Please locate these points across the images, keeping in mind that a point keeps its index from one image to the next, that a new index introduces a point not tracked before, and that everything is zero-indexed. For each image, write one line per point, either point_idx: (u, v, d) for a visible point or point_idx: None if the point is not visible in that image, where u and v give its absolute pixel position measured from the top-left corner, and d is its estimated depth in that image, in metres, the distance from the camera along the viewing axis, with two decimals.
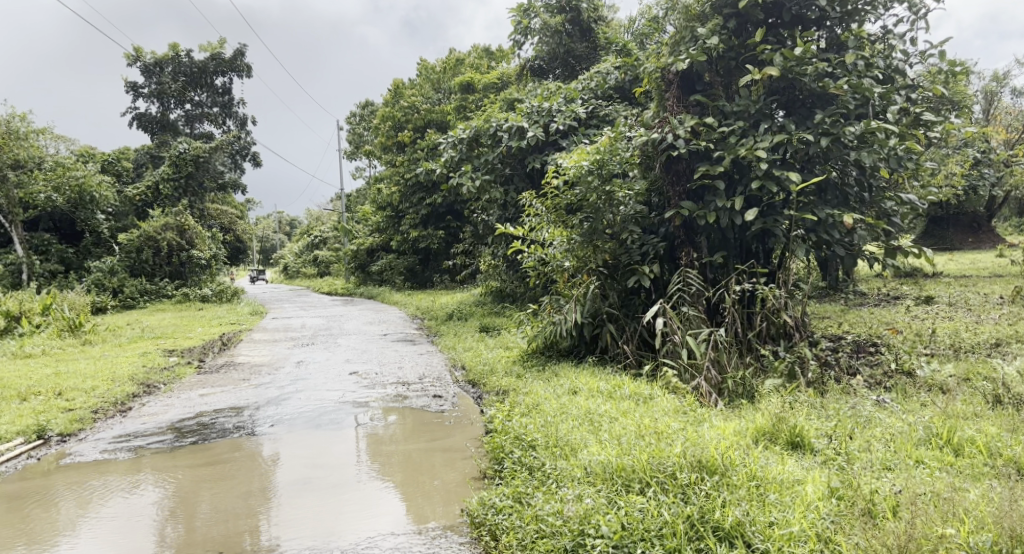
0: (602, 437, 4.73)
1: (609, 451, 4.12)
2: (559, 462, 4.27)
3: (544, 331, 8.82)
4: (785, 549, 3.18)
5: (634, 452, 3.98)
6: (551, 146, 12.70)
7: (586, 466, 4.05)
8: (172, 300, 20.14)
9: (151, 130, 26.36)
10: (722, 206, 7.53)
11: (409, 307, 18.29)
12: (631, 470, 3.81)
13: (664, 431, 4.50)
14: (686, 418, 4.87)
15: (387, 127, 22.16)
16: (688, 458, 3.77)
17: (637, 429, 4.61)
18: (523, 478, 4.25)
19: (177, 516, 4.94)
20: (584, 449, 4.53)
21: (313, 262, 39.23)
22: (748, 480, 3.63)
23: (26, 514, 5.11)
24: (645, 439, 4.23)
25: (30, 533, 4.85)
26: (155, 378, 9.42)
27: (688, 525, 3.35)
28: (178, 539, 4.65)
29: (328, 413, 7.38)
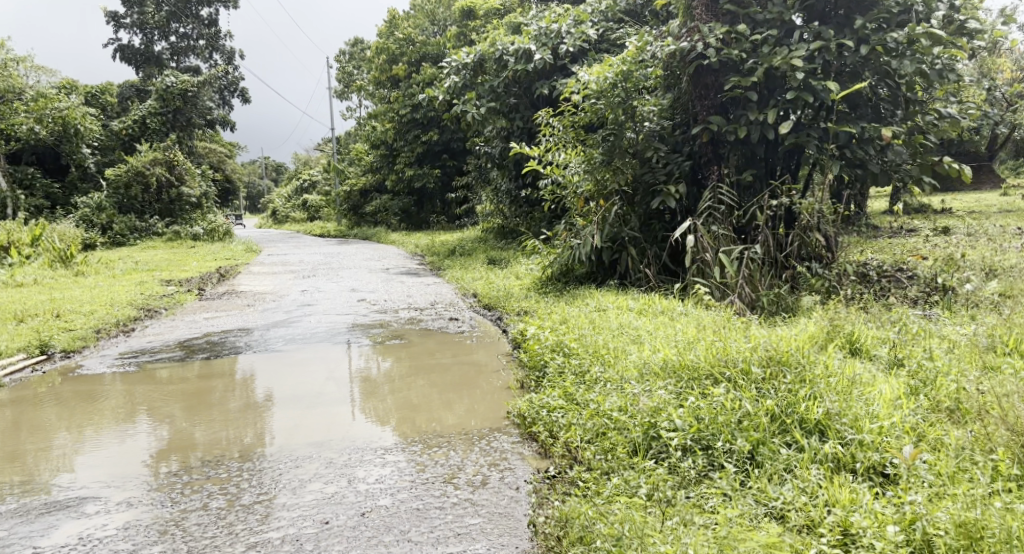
0: (648, 343, 4.48)
1: (670, 351, 3.93)
2: (615, 364, 4.08)
3: (560, 257, 8.46)
4: (881, 439, 2.92)
5: (698, 351, 3.79)
6: (560, 73, 11.67)
7: (646, 367, 3.87)
8: (164, 238, 19.59)
9: (135, 63, 25.44)
10: (754, 120, 7.21)
11: (407, 245, 17.87)
12: (699, 369, 3.62)
13: (720, 332, 4.29)
14: (737, 325, 4.63)
15: (381, 61, 21.10)
16: (760, 355, 3.57)
17: (688, 334, 4.37)
18: (575, 381, 4.07)
19: (190, 421, 4.63)
20: (634, 353, 4.29)
21: (302, 206, 38.49)
22: (827, 373, 3.39)
23: (39, 420, 4.87)
24: (706, 340, 4.04)
25: (44, 433, 4.59)
26: (155, 303, 9.06)
27: (771, 419, 3.14)
28: (203, 433, 4.39)
29: (341, 334, 7.10)
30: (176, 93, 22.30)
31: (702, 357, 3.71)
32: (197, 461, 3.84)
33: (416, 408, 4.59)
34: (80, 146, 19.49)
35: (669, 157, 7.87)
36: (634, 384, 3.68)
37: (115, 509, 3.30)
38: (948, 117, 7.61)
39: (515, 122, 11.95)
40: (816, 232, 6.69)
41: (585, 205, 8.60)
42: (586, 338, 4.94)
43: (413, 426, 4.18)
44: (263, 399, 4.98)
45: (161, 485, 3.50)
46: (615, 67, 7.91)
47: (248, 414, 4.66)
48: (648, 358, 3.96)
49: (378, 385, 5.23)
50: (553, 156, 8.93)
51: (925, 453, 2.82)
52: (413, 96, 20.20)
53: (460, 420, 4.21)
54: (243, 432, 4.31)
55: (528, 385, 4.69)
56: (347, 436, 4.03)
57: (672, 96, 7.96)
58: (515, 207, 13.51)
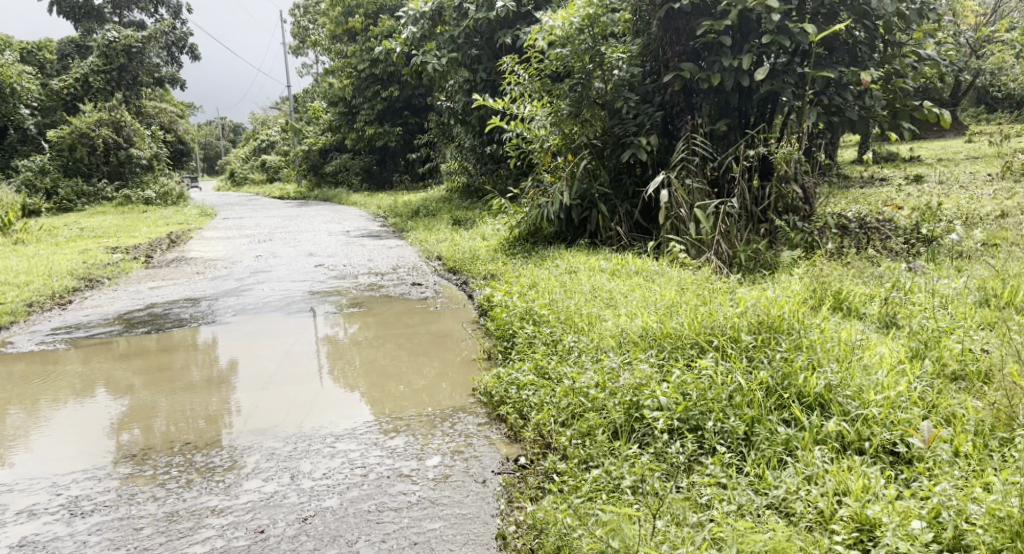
0: (624, 308, 4.15)
1: (649, 317, 3.64)
2: (590, 332, 3.77)
3: (528, 216, 8.07)
4: (892, 412, 2.66)
5: (680, 317, 3.51)
6: (523, 21, 11.08)
7: (623, 334, 3.57)
8: (114, 202, 18.71)
9: (74, 17, 24.06)
10: (728, 66, 6.84)
11: (369, 206, 17.29)
12: (680, 337, 3.35)
13: (701, 294, 4.01)
14: (719, 287, 4.34)
15: (337, 14, 20.23)
16: (749, 320, 3.29)
17: (667, 298, 4.06)
18: (547, 351, 3.75)
19: (145, 399, 4.28)
20: (610, 319, 3.98)
21: (261, 167, 37.34)
22: (824, 339, 3.14)
23: None
24: (686, 303, 3.77)
25: None
26: (97, 273, 8.49)
27: (765, 393, 2.88)
28: (147, 417, 3.92)
29: (296, 302, 6.66)
30: (119, 49, 21.16)
31: (685, 324, 3.43)
32: (156, 445, 3.52)
33: (375, 385, 4.23)
34: (18, 106, 18.41)
35: (639, 108, 7.48)
36: (613, 355, 3.39)
37: (12, 521, 2.90)
38: (928, 60, 7.30)
39: (478, 74, 11.43)
40: (794, 184, 6.40)
41: (553, 160, 8.19)
42: (559, 304, 4.60)
43: (373, 407, 3.82)
44: (228, 372, 4.65)
45: (73, 489, 3.10)
46: (580, 11, 7.54)
47: (210, 389, 4.34)
48: (626, 324, 3.67)
49: (337, 359, 4.86)
50: (518, 108, 8.46)
51: (944, 429, 2.57)
52: (371, 51, 19.36)
53: (423, 399, 3.86)
54: (205, 409, 3.99)
55: (496, 356, 4.36)
56: (303, 420, 3.67)
57: (642, 42, 7.52)
58: (480, 164, 13.00)
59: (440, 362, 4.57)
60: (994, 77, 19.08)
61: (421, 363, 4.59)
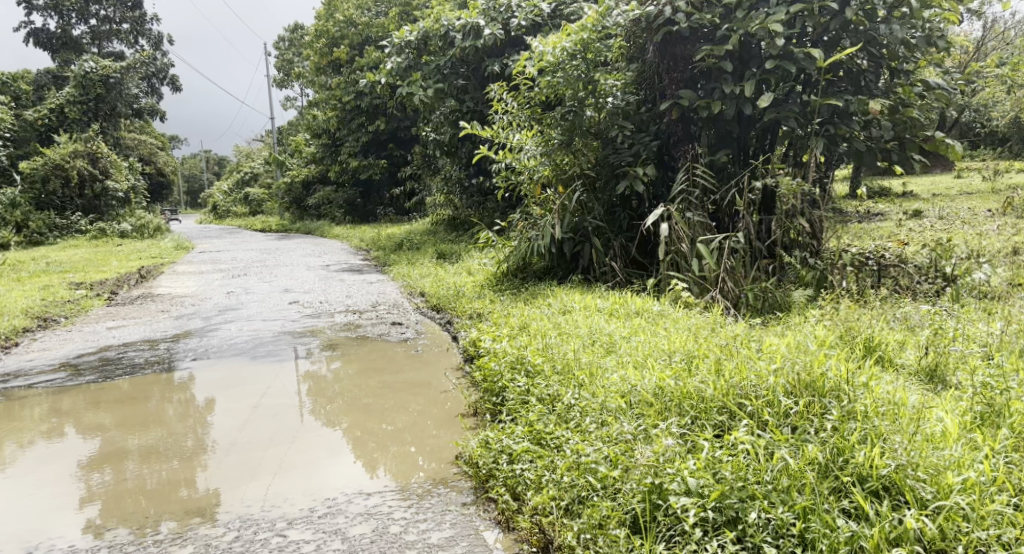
0: (628, 357, 3.75)
1: (665, 372, 3.30)
2: (594, 386, 3.40)
3: (517, 250, 7.61)
4: (981, 505, 2.30)
5: (701, 376, 3.17)
6: (511, 50, 10.72)
7: (636, 392, 3.23)
8: (87, 235, 18.06)
9: (51, 48, 23.62)
10: (729, 93, 6.48)
11: (351, 240, 16.75)
12: (704, 399, 3.02)
13: (719, 341, 3.66)
14: (735, 332, 3.93)
15: (321, 45, 19.94)
16: (785, 380, 2.98)
17: (678, 346, 3.70)
18: (543, 411, 3.38)
19: (114, 449, 4.06)
20: (615, 370, 3.59)
21: (244, 200, 36.72)
22: (874, 401, 2.82)
23: None
24: (703, 354, 3.44)
25: None
26: (53, 311, 7.90)
27: (816, 474, 2.55)
28: (103, 485, 3.62)
29: (265, 344, 6.12)
30: (97, 80, 20.61)
31: (709, 383, 3.10)
32: (129, 506, 3.39)
33: (364, 437, 4.04)
34: None
35: (634, 137, 7.09)
36: (628, 422, 3.03)
37: None
38: (937, 89, 6.96)
39: (465, 105, 11.05)
40: (803, 218, 5.98)
41: (543, 192, 7.77)
42: (553, 349, 4.19)
43: (364, 463, 3.67)
44: (204, 420, 4.41)
45: None
46: (573, 36, 7.21)
47: (181, 442, 4.09)
48: (638, 378, 3.33)
49: (322, 404, 4.61)
50: (506, 138, 8.05)
51: None
52: (356, 82, 18.97)
53: (415, 453, 3.71)
54: (182, 459, 3.87)
55: (484, 415, 3.98)
56: (289, 481, 3.50)
57: (637, 68, 7.18)
58: (466, 197, 12.55)
59: (423, 409, 4.33)
60: (983, 111, 18.96)
61: (404, 409, 4.39)
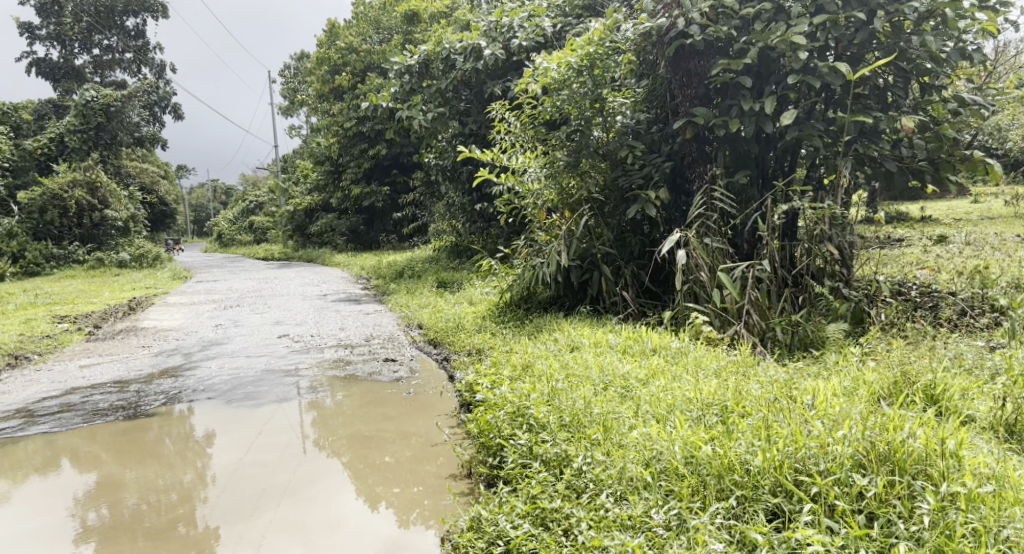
0: (647, 408, 3.47)
1: (698, 435, 3.09)
2: (610, 446, 3.20)
3: (520, 279, 7.12)
4: None
5: (746, 442, 2.97)
6: (514, 73, 10.28)
7: (668, 458, 3.03)
8: (85, 266, 17.59)
9: (53, 77, 23.44)
10: (749, 110, 5.99)
11: (352, 268, 16.25)
12: (748, 474, 2.85)
13: (752, 391, 3.45)
14: (772, 378, 3.64)
15: (323, 72, 19.60)
16: (854, 449, 2.82)
17: (708, 397, 3.44)
18: (547, 481, 3.14)
19: (113, 489, 4.02)
20: (635, 426, 3.32)
21: (248, 229, 36.42)
22: (980, 483, 2.64)
23: None
24: (744, 410, 3.27)
25: None
26: (27, 348, 7.39)
27: None
28: (104, 535, 3.59)
29: (247, 384, 5.62)
30: (98, 109, 20.32)
31: (752, 449, 2.93)
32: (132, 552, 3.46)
33: (366, 470, 4.11)
34: None
35: (645, 159, 6.59)
36: (655, 505, 2.85)
37: None
38: (972, 105, 6.29)
39: (467, 128, 10.58)
40: (832, 245, 5.37)
41: (548, 217, 7.26)
42: (561, 396, 3.74)
43: (365, 498, 3.81)
44: (203, 455, 4.37)
45: None
46: (579, 50, 6.70)
47: (182, 483, 4.05)
48: (668, 438, 3.12)
49: (326, 433, 4.60)
50: (507, 160, 7.57)
51: None
52: (357, 108, 18.58)
53: (417, 491, 3.82)
54: (182, 495, 3.92)
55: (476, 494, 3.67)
56: (287, 523, 3.59)
57: (647, 86, 6.70)
58: (469, 223, 12.03)
59: (423, 446, 4.28)
60: None
61: (402, 444, 4.35)
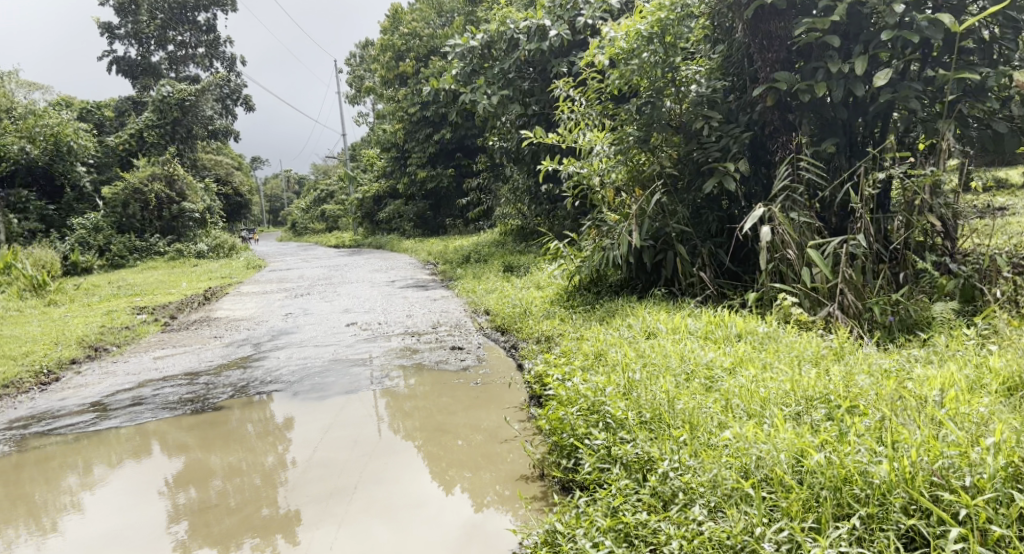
0: (743, 405, 3.19)
1: (807, 438, 2.81)
2: (702, 448, 2.95)
3: (590, 262, 6.81)
4: None
5: (865, 450, 2.69)
6: (579, 48, 9.91)
7: (770, 465, 2.76)
8: (166, 257, 18.04)
9: (132, 74, 24.21)
10: (836, 73, 5.49)
11: (420, 254, 16.18)
12: (871, 488, 2.56)
13: (863, 386, 3.14)
14: (883, 370, 3.32)
15: (387, 58, 19.54)
16: (1006, 461, 2.50)
17: (812, 393, 3.16)
18: (629, 488, 2.92)
19: (198, 472, 4.08)
20: (731, 425, 3.05)
21: (320, 217, 37.06)
22: None
23: (25, 465, 4.29)
24: (861, 408, 2.97)
25: (31, 491, 4.02)
26: (107, 340, 7.52)
27: None
28: (193, 517, 3.64)
29: (314, 374, 5.53)
30: (173, 104, 20.82)
31: (874, 459, 2.65)
32: (217, 533, 3.49)
33: (440, 452, 4.07)
34: (75, 165, 17.77)
35: (723, 130, 6.16)
36: (760, 521, 2.59)
37: None
38: None
39: (532, 108, 10.28)
40: (935, 215, 4.87)
41: (618, 196, 6.91)
42: (640, 389, 3.49)
43: (439, 482, 3.75)
44: (282, 440, 4.39)
45: None
46: (649, 17, 6.30)
47: (263, 466, 4.09)
48: (770, 441, 2.86)
49: (400, 419, 4.55)
50: (574, 138, 7.24)
51: None
52: (421, 93, 18.48)
53: (488, 478, 3.73)
54: (264, 479, 3.94)
55: (552, 495, 3.44)
56: (366, 507, 3.56)
57: (723, 52, 6.26)
58: (535, 205, 11.74)
59: (495, 432, 4.17)
60: None
61: (475, 426, 4.29)
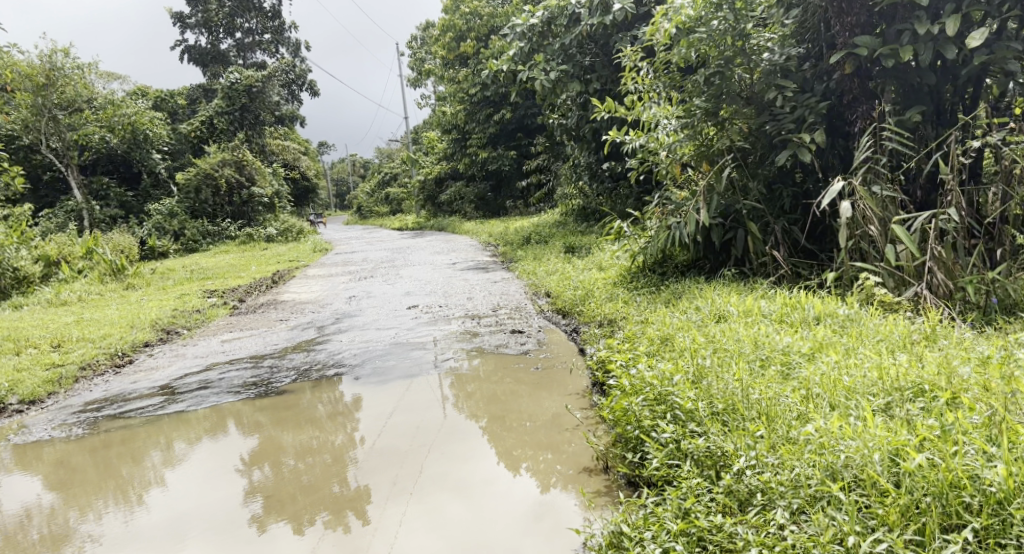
0: (828, 396, 2.97)
1: (903, 437, 2.59)
2: (781, 445, 2.76)
3: (654, 242, 6.58)
4: None
5: (977, 453, 2.47)
6: (641, 22, 9.59)
7: (861, 465, 2.56)
8: (236, 241, 18.47)
9: (203, 62, 24.81)
10: (924, 35, 5.10)
11: (481, 236, 16.11)
12: (983, 495, 2.36)
13: (965, 378, 2.90)
14: (985, 356, 3.07)
15: (447, 39, 19.43)
16: None
17: (907, 384, 2.93)
18: (700, 487, 2.74)
19: (272, 449, 4.11)
20: (816, 418, 2.84)
21: (384, 200, 37.47)
22: None
23: (109, 442, 4.40)
24: (966, 401, 2.75)
25: (115, 465, 4.12)
26: (179, 323, 7.68)
27: None
28: (269, 492, 3.67)
29: (375, 357, 5.51)
30: (242, 91, 21.20)
31: (987, 463, 2.44)
32: (293, 508, 3.51)
33: (504, 432, 4.04)
34: (150, 152, 18.28)
35: (797, 100, 5.82)
36: (851, 529, 2.39)
37: None
38: None
39: (593, 85, 10.01)
40: None
41: (684, 173, 6.66)
42: (711, 377, 3.30)
43: (504, 461, 3.71)
44: (352, 418, 4.39)
45: None
46: None
47: (336, 444, 4.09)
48: (860, 438, 2.65)
49: (465, 399, 4.52)
50: (638, 113, 6.98)
51: None
52: (482, 74, 18.33)
53: (553, 460, 3.66)
54: (334, 457, 3.95)
55: (622, 480, 3.34)
56: (435, 485, 3.53)
57: (797, 18, 5.91)
58: (597, 185, 11.51)
59: (559, 413, 4.10)
60: None
61: (538, 407, 4.22)
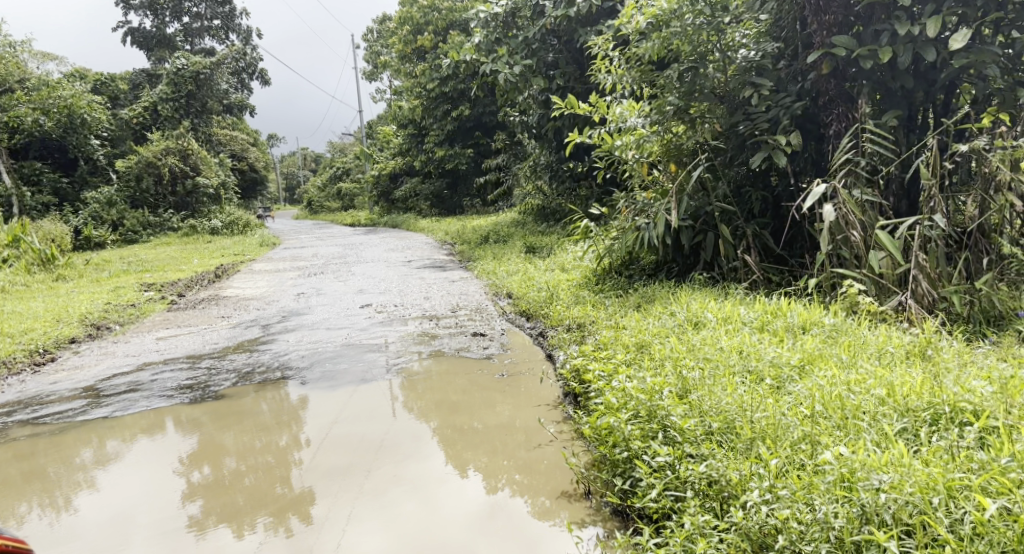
0: (839, 420, 2.74)
1: (952, 477, 2.35)
2: (802, 478, 2.50)
3: (621, 243, 6.31)
4: None
5: None
6: (606, 17, 9.29)
7: (904, 506, 2.31)
8: (179, 233, 17.66)
9: (147, 46, 23.81)
10: (904, 36, 4.92)
11: (437, 234, 15.69)
12: None
13: (991, 399, 2.70)
14: (1007, 377, 2.87)
15: (403, 32, 18.94)
16: None
17: (927, 409, 2.72)
18: (710, 526, 2.48)
19: (211, 451, 3.70)
20: (829, 444, 2.60)
21: (336, 195, 36.65)
22: None
23: (30, 442, 3.93)
24: (1007, 431, 2.54)
25: (33, 467, 3.65)
26: (111, 317, 7.13)
27: None
28: (210, 495, 3.27)
29: (325, 360, 5.11)
30: (188, 77, 20.36)
31: None
32: (237, 512, 3.14)
33: (455, 435, 3.75)
34: (88, 137, 17.33)
35: (772, 99, 5.61)
36: None
37: None
38: None
39: (555, 81, 9.71)
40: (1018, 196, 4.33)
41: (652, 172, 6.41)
42: (702, 392, 3.06)
43: (452, 463, 3.45)
44: (299, 419, 4.01)
45: None
46: None
47: (283, 444, 3.71)
48: (896, 472, 2.41)
49: (415, 400, 4.20)
50: (606, 110, 6.71)
51: None
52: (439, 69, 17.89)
53: (507, 466, 3.41)
54: (278, 458, 3.58)
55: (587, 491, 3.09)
56: (398, 491, 3.21)
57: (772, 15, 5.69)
58: (557, 184, 11.22)
59: (514, 419, 3.84)
60: None
61: (492, 413, 3.95)
